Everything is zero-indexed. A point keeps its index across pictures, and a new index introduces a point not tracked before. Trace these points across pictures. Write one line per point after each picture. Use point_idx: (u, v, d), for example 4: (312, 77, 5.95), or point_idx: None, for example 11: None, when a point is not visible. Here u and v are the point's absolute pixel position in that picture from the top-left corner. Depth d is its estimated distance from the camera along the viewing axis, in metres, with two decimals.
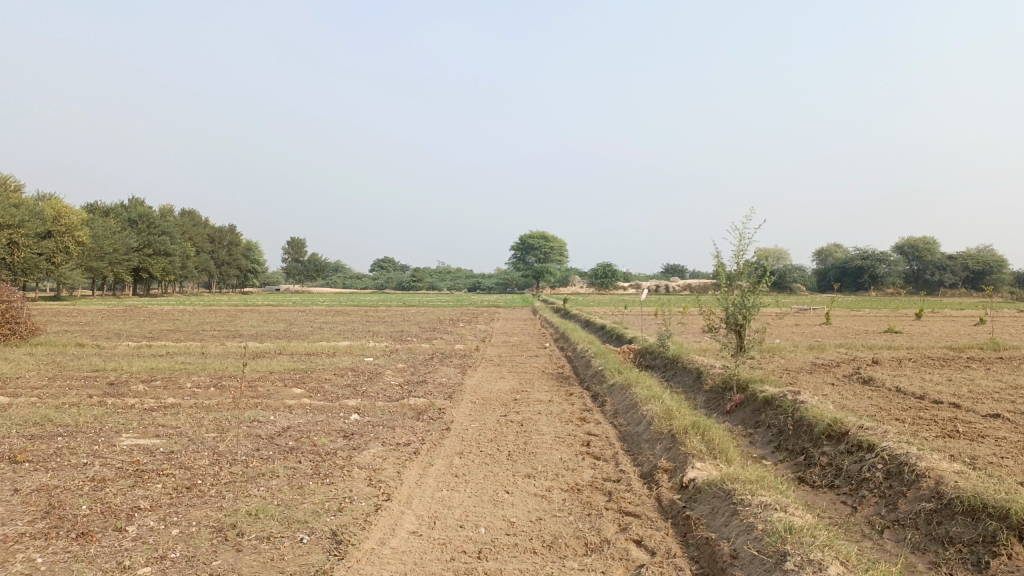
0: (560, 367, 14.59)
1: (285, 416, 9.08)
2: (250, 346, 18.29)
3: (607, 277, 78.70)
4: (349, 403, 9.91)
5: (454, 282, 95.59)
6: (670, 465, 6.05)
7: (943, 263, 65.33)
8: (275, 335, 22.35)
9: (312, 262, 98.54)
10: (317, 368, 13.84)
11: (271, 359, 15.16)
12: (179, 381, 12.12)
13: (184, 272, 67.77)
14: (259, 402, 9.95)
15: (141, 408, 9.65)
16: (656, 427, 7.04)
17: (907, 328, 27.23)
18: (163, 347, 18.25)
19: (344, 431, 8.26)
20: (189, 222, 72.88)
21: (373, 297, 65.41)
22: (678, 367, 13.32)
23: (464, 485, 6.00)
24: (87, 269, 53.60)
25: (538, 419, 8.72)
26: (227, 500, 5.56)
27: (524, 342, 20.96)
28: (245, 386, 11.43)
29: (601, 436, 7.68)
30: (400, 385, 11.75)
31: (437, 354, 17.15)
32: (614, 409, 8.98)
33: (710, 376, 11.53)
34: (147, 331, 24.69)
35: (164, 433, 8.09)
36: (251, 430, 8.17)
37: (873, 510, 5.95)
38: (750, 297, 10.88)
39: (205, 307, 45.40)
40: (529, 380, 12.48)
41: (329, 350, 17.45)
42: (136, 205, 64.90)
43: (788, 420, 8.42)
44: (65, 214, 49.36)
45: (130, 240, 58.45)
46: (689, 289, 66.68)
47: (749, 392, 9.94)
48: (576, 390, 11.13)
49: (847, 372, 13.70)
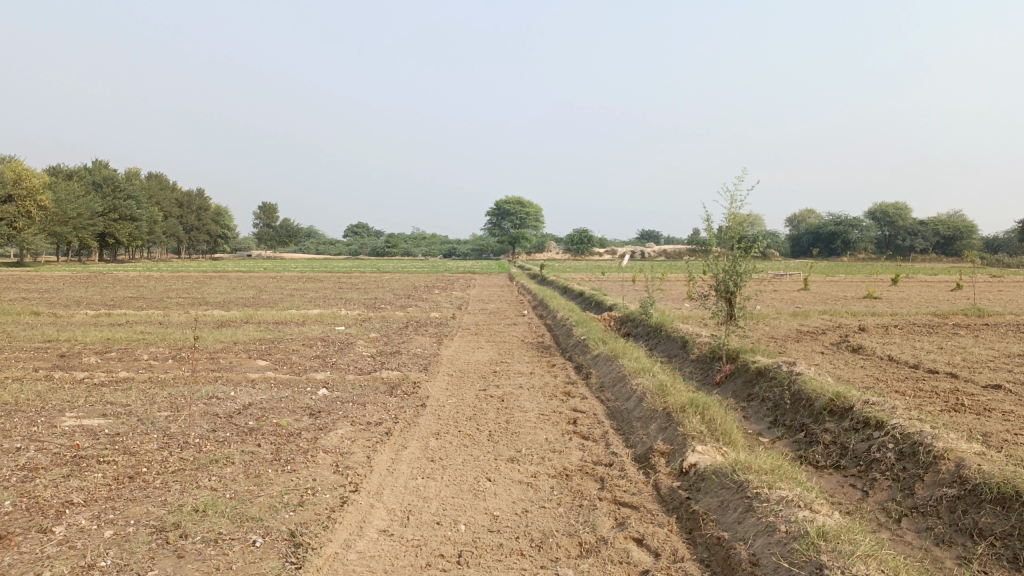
0: (540, 336, 14.02)
1: (247, 392, 8.42)
2: (216, 315, 17.49)
3: (583, 243, 78.35)
4: (317, 377, 9.25)
5: (429, 247, 94.59)
6: (667, 448, 5.50)
7: (915, 229, 65.76)
8: (243, 303, 21.52)
9: (284, 228, 96.99)
10: (285, 338, 13.14)
11: (237, 329, 14.42)
12: (136, 352, 11.37)
13: (152, 237, 66.06)
14: (220, 376, 9.26)
15: (91, 383, 8.92)
16: (649, 404, 6.48)
17: (883, 294, 27.05)
18: (123, 315, 17.38)
19: (310, 408, 7.62)
20: (156, 186, 70.91)
21: (349, 263, 64.39)
22: (663, 335, 12.81)
23: (440, 472, 5.40)
24: (51, 234, 51.92)
25: (520, 393, 8.15)
26: (174, 493, 4.92)
27: (502, 309, 20.44)
28: (206, 359, 10.71)
29: (588, 412, 7.12)
30: (372, 356, 11.11)
31: (411, 322, 16.51)
32: (600, 383, 8.42)
33: (697, 346, 11.02)
34: (109, 299, 23.68)
35: (111, 412, 7.39)
36: (207, 409, 7.50)
37: (887, 496, 5.48)
38: (741, 262, 10.27)
39: (173, 273, 44.17)
40: (508, 351, 11.91)
41: (298, 318, 16.72)
42: (100, 169, 62.93)
43: (785, 393, 7.92)
44: (26, 177, 47.58)
45: (95, 204, 56.70)
46: (664, 255, 66.36)
47: (739, 362, 9.44)
48: (558, 361, 10.57)
49: (835, 340, 13.32)
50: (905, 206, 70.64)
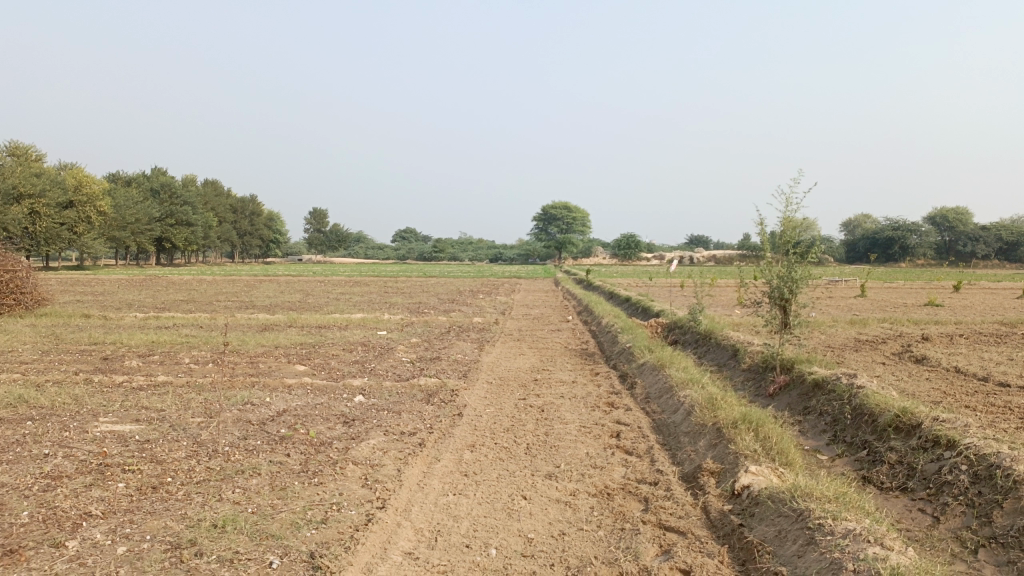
0: (584, 343, 13.64)
1: (282, 398, 8.25)
2: (261, 318, 17.53)
3: (630, 248, 77.50)
4: (354, 383, 9.03)
5: (476, 252, 94.71)
6: (718, 467, 5.10)
7: (976, 234, 63.40)
8: (288, 306, 21.59)
9: (333, 232, 98.38)
10: (326, 342, 13.02)
11: (279, 332, 14.37)
12: (178, 356, 11.34)
13: (206, 241, 67.42)
14: (257, 381, 9.12)
15: (130, 387, 8.87)
16: (698, 418, 6.09)
17: (945, 302, 25.93)
18: (171, 318, 17.55)
19: (344, 416, 7.39)
20: (211, 192, 72.47)
21: (396, 268, 64.82)
22: (712, 343, 12.31)
23: (473, 488, 5.09)
24: (109, 238, 53.32)
25: (561, 403, 7.80)
26: (195, 506, 4.71)
27: (546, 315, 20.11)
28: (245, 363, 10.62)
29: (632, 425, 6.75)
30: (411, 362, 10.89)
31: (454, 327, 16.27)
32: (646, 394, 8.03)
33: (749, 355, 10.52)
34: (159, 302, 24.03)
35: (145, 418, 7.28)
36: (241, 415, 7.34)
37: (961, 523, 4.97)
38: (797, 268, 9.74)
39: (224, 277, 44.84)
40: (550, 358, 11.57)
41: (341, 323, 16.63)
42: (157, 175, 64.50)
43: (844, 408, 7.43)
44: (86, 183, 48.93)
45: (152, 210, 58.10)
46: (714, 260, 65.15)
47: (795, 373, 8.94)
48: (602, 369, 10.19)
49: (896, 349, 12.64)
50: (965, 210, 68.17)
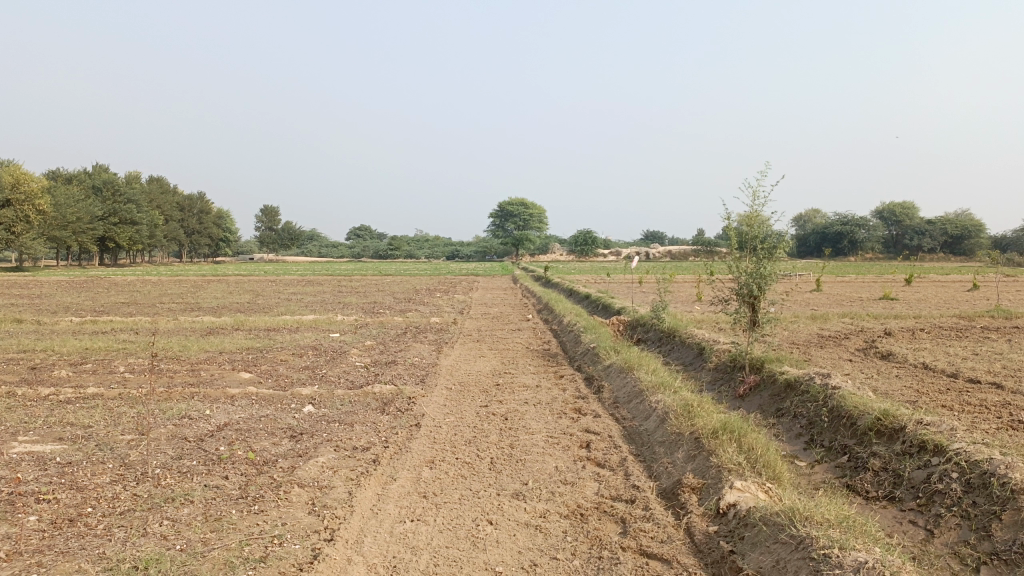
0: (546, 343, 13.19)
1: (224, 410, 7.63)
2: (206, 321, 16.69)
3: (586, 245, 77.42)
4: (303, 392, 8.44)
5: (432, 249, 93.73)
6: (699, 482, 4.69)
7: (922, 228, 64.87)
8: (237, 308, 20.74)
9: (286, 231, 96.57)
10: (275, 347, 12.34)
11: (225, 337, 13.63)
12: (113, 365, 10.57)
13: (152, 240, 65.31)
14: (198, 392, 8.46)
15: (56, 400, 8.14)
16: (674, 426, 5.68)
17: (898, 295, 26.17)
18: (110, 323, 16.61)
19: (291, 429, 6.82)
20: (157, 190, 70.27)
21: (352, 266, 63.67)
22: (676, 341, 12.00)
23: (433, 513, 4.59)
24: (50, 239, 51.19)
25: (525, 410, 7.34)
26: (115, 544, 4.13)
27: (505, 313, 19.66)
28: (186, 371, 9.92)
29: (602, 434, 6.32)
30: (366, 367, 10.32)
31: (410, 328, 15.68)
32: (614, 399, 7.62)
33: (716, 354, 10.20)
34: (99, 305, 22.88)
35: (69, 436, 6.60)
36: (176, 432, 6.70)
37: (958, 537, 4.65)
38: (766, 264, 9.34)
39: (171, 277, 43.35)
40: (512, 360, 11.11)
41: (292, 325, 15.91)
42: (100, 172, 62.27)
43: (820, 410, 7.13)
44: (24, 181, 46.83)
45: (95, 208, 55.97)
46: (669, 255, 65.36)
47: (765, 373, 8.63)
48: (566, 371, 9.75)
49: (861, 345, 12.49)
50: (911, 205, 69.76)
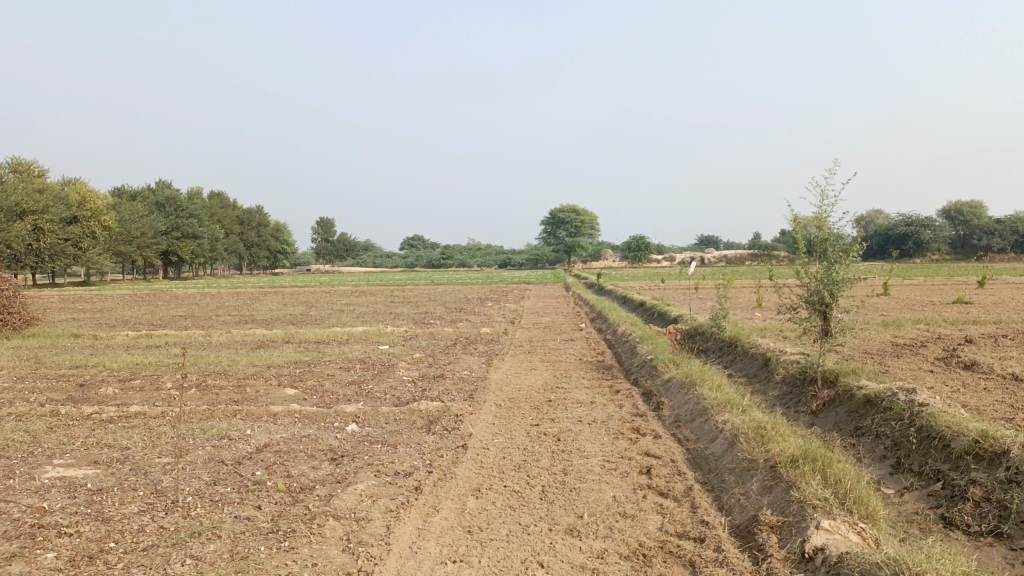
0: (600, 354, 12.64)
1: (265, 430, 7.32)
2: (257, 334, 16.61)
3: (640, 251, 76.31)
4: (346, 410, 8.09)
5: (484, 258, 93.67)
6: (779, 520, 4.14)
7: (991, 227, 62.08)
8: (289, 320, 20.70)
9: (341, 241, 97.90)
10: (323, 361, 12.09)
11: (274, 350, 13.46)
12: (161, 381, 10.44)
13: (212, 254, 66.64)
14: (240, 410, 8.19)
15: (99, 419, 7.96)
16: (744, 452, 5.12)
17: (971, 298, 24.83)
18: (164, 337, 16.67)
19: (332, 451, 6.45)
20: (217, 204, 71.85)
21: (406, 276, 63.98)
22: (739, 351, 11.33)
23: (478, 553, 4.14)
24: (115, 253, 52.68)
25: (580, 430, 6.85)
26: None
27: (557, 323, 19.18)
28: (231, 387, 9.70)
29: (664, 458, 5.79)
30: (413, 382, 9.96)
31: (460, 339, 15.31)
32: (675, 417, 7.07)
33: (783, 366, 9.52)
34: (156, 318, 23.13)
35: (104, 459, 6.36)
36: (213, 455, 6.41)
37: None
38: (839, 268, 8.57)
39: (229, 289, 44.07)
40: (565, 372, 10.62)
41: (342, 337, 15.70)
42: (162, 188, 63.94)
43: (906, 430, 6.48)
44: (90, 198, 48.35)
45: (157, 223, 57.42)
46: (725, 261, 63.84)
47: (839, 387, 7.97)
48: (622, 385, 9.21)
49: (940, 354, 11.62)
50: (979, 203, 66.88)
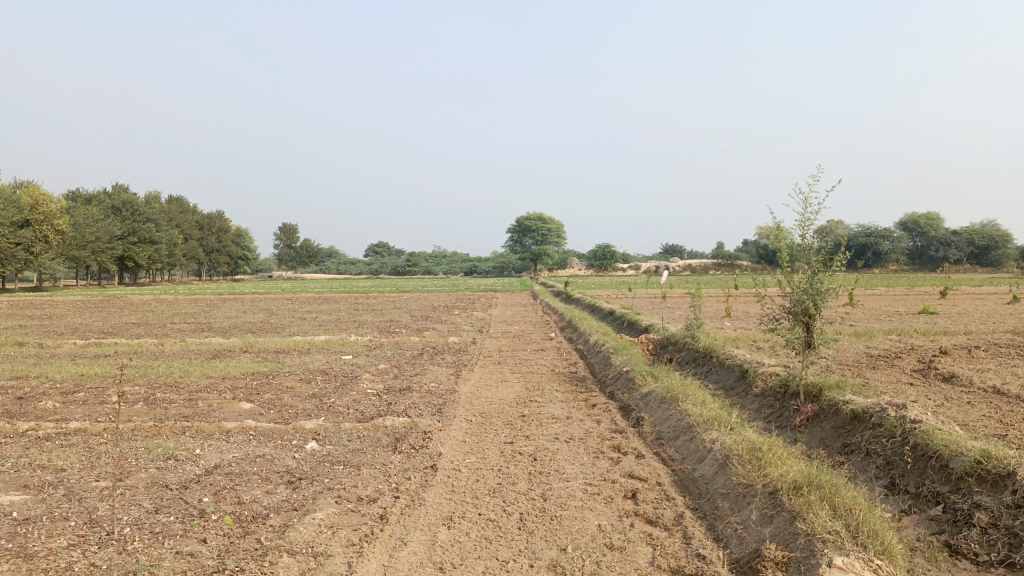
0: (572, 365, 12.26)
1: (216, 449, 6.76)
2: (214, 343, 15.90)
3: (606, 258, 76.37)
4: (305, 426, 7.54)
5: (450, 265, 93.01)
6: (785, 556, 3.76)
7: (948, 239, 63.33)
8: (248, 329, 19.95)
9: (305, 248, 96.51)
10: (282, 372, 11.49)
11: (231, 360, 12.80)
12: (106, 394, 9.76)
13: (171, 259, 64.95)
14: (190, 426, 7.60)
15: (33, 437, 7.31)
16: (739, 477, 4.74)
17: (935, 308, 25.02)
18: (115, 346, 15.87)
19: (289, 474, 5.92)
20: (176, 209, 70.19)
21: (372, 284, 63.00)
22: (714, 362, 11.04)
23: None
24: (68, 258, 50.98)
25: (557, 449, 6.42)
26: None
27: (526, 332, 18.78)
28: (182, 401, 9.07)
29: (651, 481, 5.39)
30: (378, 395, 9.45)
31: (427, 349, 14.79)
32: (657, 435, 6.68)
33: (762, 378, 9.20)
34: (107, 326, 22.19)
35: (34, 483, 5.74)
36: (157, 478, 5.84)
37: None
38: (822, 277, 8.21)
39: (188, 296, 42.90)
40: (537, 384, 10.20)
41: (303, 346, 15.08)
42: (120, 192, 62.26)
43: (900, 449, 6.17)
44: (43, 201, 46.79)
45: (114, 228, 55.78)
46: (690, 270, 64.12)
47: (824, 402, 7.66)
48: (597, 399, 8.82)
49: (916, 366, 11.44)
50: (936, 215, 68.32)
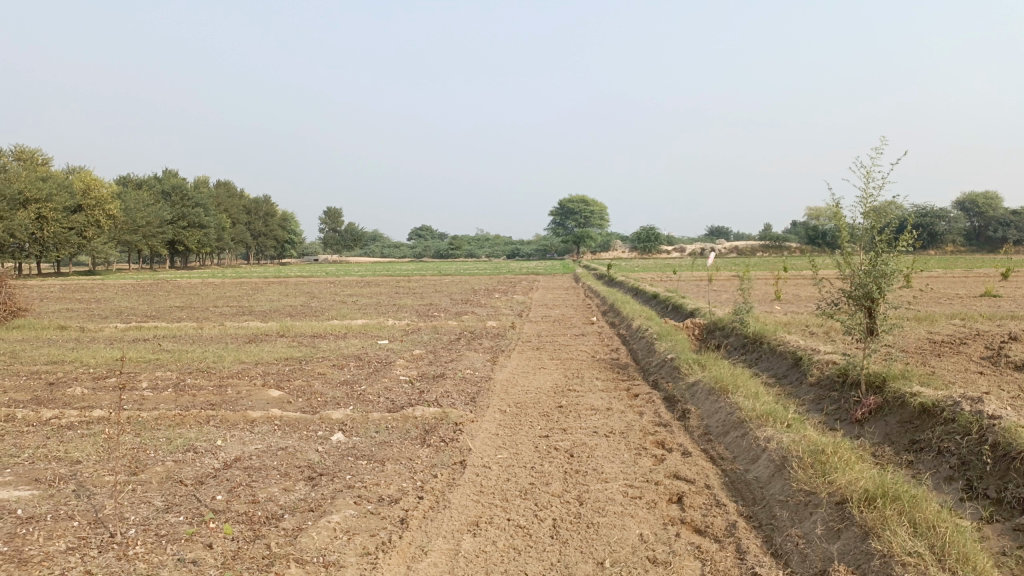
0: (614, 351, 11.76)
1: (238, 440, 6.46)
2: (252, 327, 15.77)
3: (649, 241, 75.13)
4: (331, 416, 7.21)
5: (492, 247, 92.65)
6: None
7: (1007, 219, 60.65)
8: (288, 312, 19.83)
9: (348, 231, 97.10)
10: (315, 357, 11.22)
11: (265, 345, 12.57)
12: (136, 380, 9.58)
13: (219, 243, 65.83)
14: (214, 415, 7.33)
15: (56, 426, 7.12)
16: (801, 483, 4.23)
17: (998, 291, 23.75)
18: (155, 329, 15.86)
19: (310, 469, 5.57)
20: (224, 193, 71.06)
21: (416, 266, 63.06)
22: (765, 349, 10.42)
23: None
24: (120, 242, 51.92)
25: (595, 444, 5.96)
26: None
27: (567, 316, 18.27)
28: (211, 387, 8.84)
29: (699, 483, 4.90)
30: (410, 382, 9.08)
31: (465, 333, 14.41)
32: (705, 429, 6.18)
33: (818, 367, 8.58)
34: (151, 309, 22.32)
35: (47, 478, 5.48)
36: (172, 473, 5.54)
37: None
38: (886, 258, 7.52)
39: (234, 279, 43.31)
40: (576, 372, 9.72)
41: (339, 331, 14.82)
42: (169, 177, 63.17)
43: (976, 448, 5.56)
44: (94, 186, 47.62)
45: (164, 212, 56.68)
46: (736, 252, 62.64)
47: (889, 393, 7.05)
48: (640, 389, 8.32)
49: (985, 353, 10.64)
50: (995, 194, 65.50)
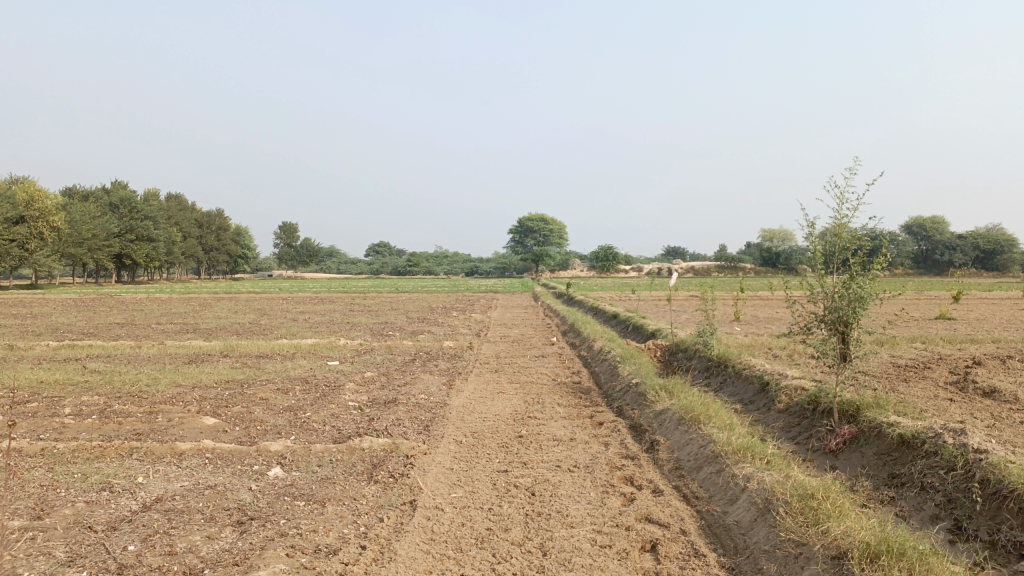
0: (575, 375, 11.29)
1: (162, 477, 5.81)
2: (194, 346, 14.92)
3: (608, 260, 75.27)
4: (270, 448, 6.59)
5: (450, 265, 91.98)
6: None
7: (953, 243, 62.22)
8: (235, 330, 18.96)
9: (305, 246, 95.47)
10: (259, 380, 10.52)
11: (206, 367, 11.80)
12: (58, 405, 8.78)
13: (169, 258, 63.86)
14: (139, 446, 6.64)
15: None
16: (790, 534, 3.80)
17: (950, 313, 24.00)
18: (90, 348, 14.91)
19: (240, 512, 4.96)
20: (175, 207, 69.16)
21: (371, 283, 62.08)
22: (730, 373, 10.07)
23: None
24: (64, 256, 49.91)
25: (559, 481, 5.47)
26: None
27: (526, 336, 17.78)
28: (140, 414, 8.12)
29: (673, 528, 4.43)
30: (358, 408, 8.48)
31: (420, 354, 13.83)
32: (676, 464, 5.74)
33: (786, 393, 8.22)
34: (90, 326, 21.20)
35: None
36: (81, 517, 4.88)
37: None
38: (860, 280, 7.19)
39: (182, 295, 41.74)
40: (536, 397, 9.23)
41: (288, 351, 14.09)
42: (117, 189, 61.19)
43: (962, 484, 5.21)
44: (38, 197, 45.74)
45: (111, 225, 54.76)
46: (692, 273, 63.05)
47: (864, 423, 6.71)
48: (603, 416, 7.87)
49: (951, 378, 10.43)
50: (941, 218, 67.23)
